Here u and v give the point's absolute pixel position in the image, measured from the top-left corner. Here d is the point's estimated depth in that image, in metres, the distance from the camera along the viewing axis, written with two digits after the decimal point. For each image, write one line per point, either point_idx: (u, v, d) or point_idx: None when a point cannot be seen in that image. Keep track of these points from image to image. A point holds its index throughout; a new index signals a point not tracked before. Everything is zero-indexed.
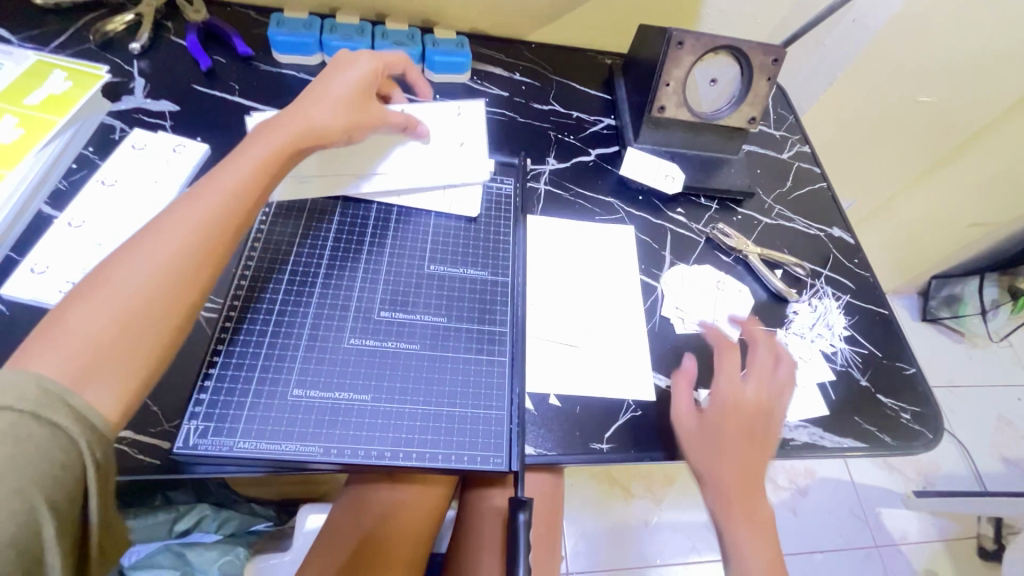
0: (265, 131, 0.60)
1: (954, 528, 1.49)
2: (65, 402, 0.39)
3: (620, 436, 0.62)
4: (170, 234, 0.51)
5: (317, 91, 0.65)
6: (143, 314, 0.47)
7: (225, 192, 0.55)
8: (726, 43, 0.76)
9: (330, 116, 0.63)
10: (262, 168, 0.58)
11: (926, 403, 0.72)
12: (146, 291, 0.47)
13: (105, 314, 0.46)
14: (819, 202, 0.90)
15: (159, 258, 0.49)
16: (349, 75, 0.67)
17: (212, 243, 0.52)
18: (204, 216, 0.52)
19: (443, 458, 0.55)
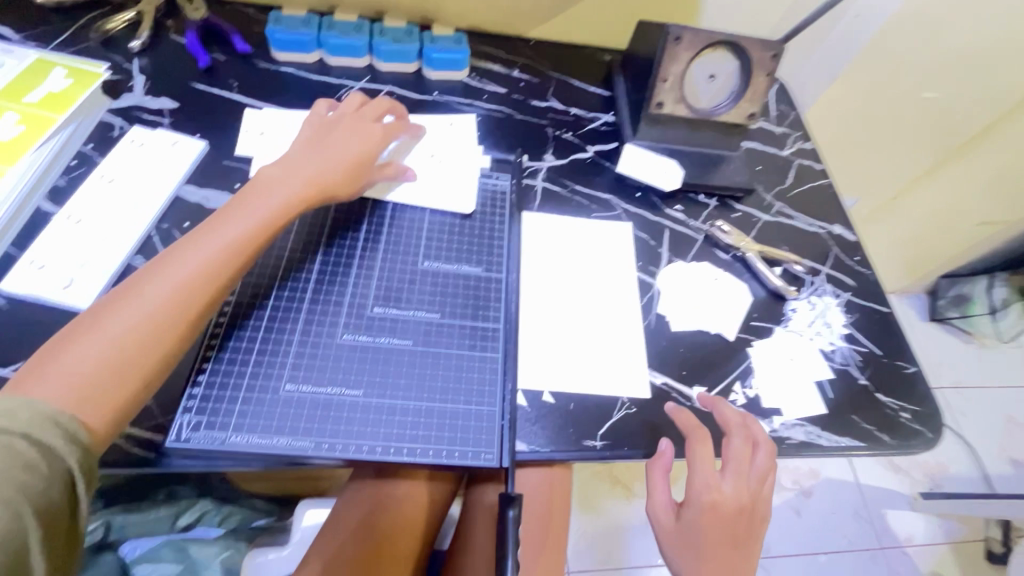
0: (270, 176, 0.62)
1: (961, 530, 1.47)
2: (55, 423, 0.42)
3: (614, 432, 0.62)
4: (168, 272, 0.52)
5: (323, 144, 0.66)
6: (134, 348, 0.49)
7: (224, 238, 0.56)
8: (724, 38, 0.76)
9: (332, 170, 0.64)
10: (264, 214, 0.59)
11: (926, 402, 0.71)
12: (140, 327, 0.49)
13: (100, 345, 0.48)
14: (821, 198, 0.89)
15: (158, 296, 0.51)
16: (354, 134, 0.68)
17: (208, 285, 0.53)
18: (202, 257, 0.54)
19: (434, 454, 0.55)
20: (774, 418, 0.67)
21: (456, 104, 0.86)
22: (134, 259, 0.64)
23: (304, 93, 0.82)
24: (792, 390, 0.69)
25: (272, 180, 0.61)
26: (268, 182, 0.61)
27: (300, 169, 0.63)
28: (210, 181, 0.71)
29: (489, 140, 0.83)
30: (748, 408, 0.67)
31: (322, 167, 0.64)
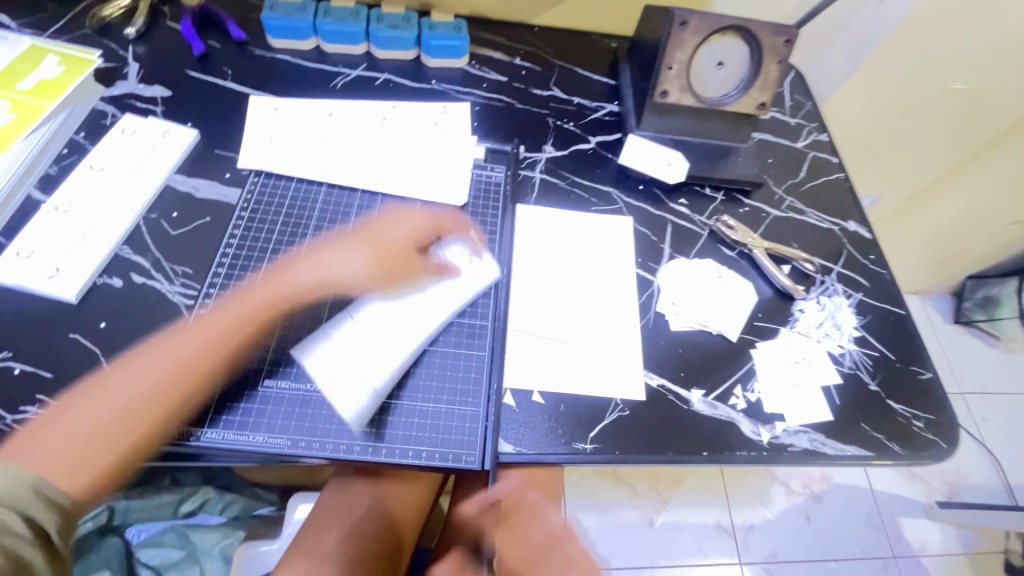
0: (286, 266, 0.61)
1: (980, 541, 1.42)
2: (34, 488, 0.44)
3: (606, 436, 0.60)
4: (172, 347, 0.54)
5: (349, 238, 0.63)
6: (128, 419, 0.51)
7: (233, 313, 0.57)
8: (734, 23, 0.71)
9: (348, 258, 0.60)
10: (271, 296, 0.58)
11: (941, 410, 0.67)
12: (135, 399, 0.51)
13: (101, 413, 0.51)
14: (835, 193, 0.84)
15: (157, 367, 0.53)
16: (385, 227, 0.63)
17: (203, 361, 0.54)
18: (204, 333, 0.55)
19: (413, 455, 0.54)
20: (776, 425, 0.63)
21: (453, 93, 0.83)
22: (121, 249, 0.63)
23: (299, 81, 0.80)
24: (797, 395, 0.66)
25: (287, 268, 0.61)
26: (285, 272, 0.60)
27: (313, 264, 0.60)
28: (200, 171, 0.70)
29: (486, 130, 0.80)
30: (748, 413, 0.64)
31: (339, 264, 0.60)
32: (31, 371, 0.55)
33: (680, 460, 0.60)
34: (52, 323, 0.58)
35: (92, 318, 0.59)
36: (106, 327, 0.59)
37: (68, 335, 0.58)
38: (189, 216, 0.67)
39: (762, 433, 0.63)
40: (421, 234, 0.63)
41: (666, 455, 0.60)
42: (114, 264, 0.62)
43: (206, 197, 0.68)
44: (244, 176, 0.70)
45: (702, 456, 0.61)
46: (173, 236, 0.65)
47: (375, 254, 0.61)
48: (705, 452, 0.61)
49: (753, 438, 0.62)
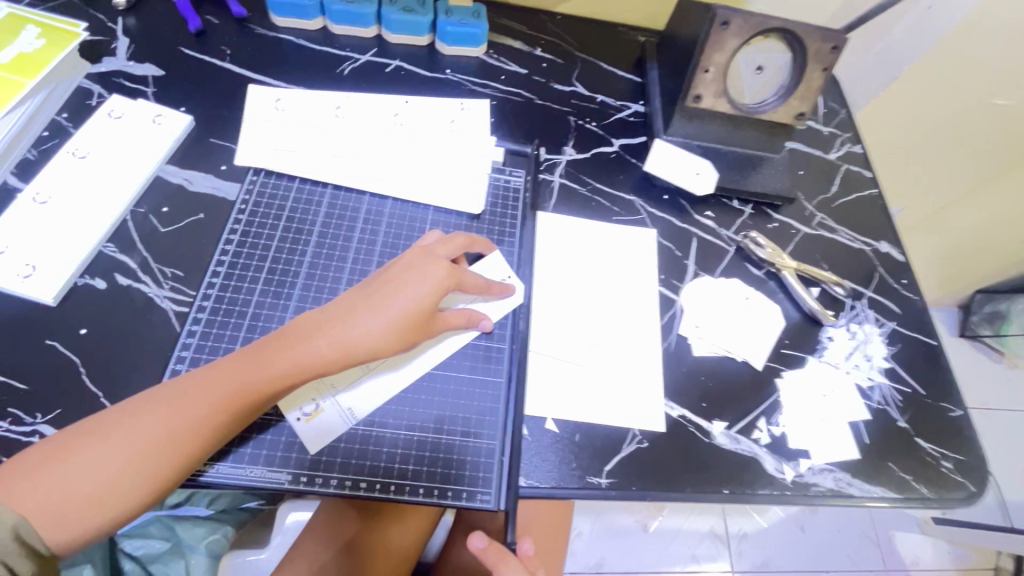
0: (312, 320, 0.52)
1: (972, 558, 1.41)
2: (16, 537, 0.39)
3: (622, 470, 0.56)
4: (180, 400, 0.46)
5: (382, 289, 0.53)
6: (121, 483, 0.43)
7: (258, 370, 0.48)
8: (779, 25, 0.66)
9: (381, 323, 0.51)
10: (294, 356, 0.50)
11: (971, 451, 0.64)
12: (132, 462, 0.43)
13: (94, 472, 0.42)
14: (868, 211, 0.80)
15: (162, 426, 0.45)
16: (416, 278, 0.54)
17: (212, 423, 0.46)
18: (216, 391, 0.47)
19: (424, 493, 0.51)
20: (801, 462, 0.60)
21: (469, 84, 0.77)
22: (105, 245, 0.58)
23: (303, 65, 0.74)
24: (824, 430, 0.62)
25: (315, 321, 0.51)
26: (308, 326, 0.51)
27: (341, 322, 0.51)
28: (194, 161, 0.65)
29: (503, 128, 0.75)
30: (772, 449, 0.60)
31: (370, 322, 0.51)
32: (4, 381, 0.51)
33: (698, 497, 0.57)
34: (28, 328, 0.53)
35: (71, 323, 0.54)
36: (87, 334, 0.54)
37: (44, 342, 0.53)
38: (180, 212, 0.62)
39: (786, 470, 0.59)
40: (448, 286, 0.55)
41: (685, 492, 0.57)
42: (97, 263, 0.57)
43: (200, 192, 0.63)
44: (242, 170, 0.65)
45: (723, 494, 0.57)
46: (163, 234, 0.60)
47: (411, 315, 0.52)
48: (726, 489, 0.58)
49: (775, 476, 0.59)
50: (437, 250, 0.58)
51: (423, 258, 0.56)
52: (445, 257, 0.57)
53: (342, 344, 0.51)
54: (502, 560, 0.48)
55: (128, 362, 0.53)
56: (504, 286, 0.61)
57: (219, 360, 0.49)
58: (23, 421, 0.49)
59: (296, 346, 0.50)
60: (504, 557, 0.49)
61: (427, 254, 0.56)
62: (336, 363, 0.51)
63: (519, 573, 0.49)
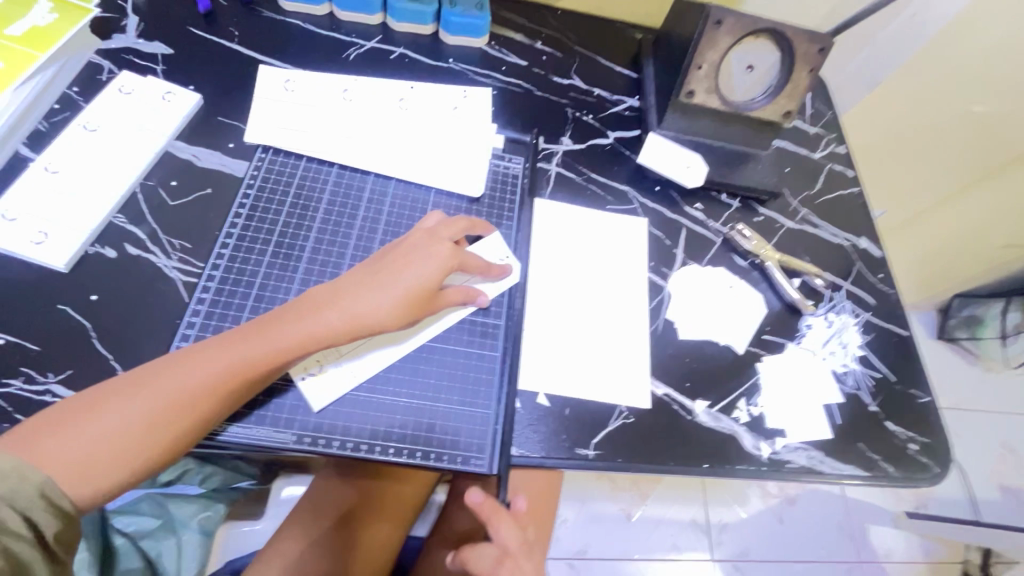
0: (322, 294, 0.54)
1: (942, 551, 1.47)
2: (41, 494, 0.41)
3: (609, 443, 0.59)
4: (196, 366, 0.48)
5: (389, 267, 0.56)
6: (141, 444, 0.46)
7: (270, 339, 0.51)
8: (770, 26, 0.69)
9: (388, 300, 0.54)
10: (305, 328, 0.52)
11: (936, 434, 0.68)
12: (151, 424, 0.46)
13: (115, 432, 0.45)
14: (849, 209, 0.84)
15: (179, 390, 0.47)
16: (422, 258, 0.57)
17: (226, 389, 0.49)
18: (230, 359, 0.49)
19: (421, 456, 0.54)
20: (776, 440, 0.64)
21: (472, 74, 0.80)
22: (115, 216, 0.60)
23: (310, 49, 0.76)
24: (800, 412, 0.66)
25: (325, 295, 0.54)
26: (319, 300, 0.53)
27: (349, 296, 0.54)
28: (202, 138, 0.67)
29: (504, 117, 0.77)
30: (751, 427, 0.64)
31: (378, 297, 0.54)
32: (17, 343, 0.52)
33: (680, 470, 0.60)
34: (40, 293, 0.55)
35: (81, 289, 0.56)
36: (97, 301, 0.56)
37: (55, 306, 0.55)
38: (189, 186, 0.63)
39: (762, 447, 0.63)
40: (451, 267, 0.58)
41: (667, 465, 0.60)
42: (108, 233, 0.59)
43: (209, 168, 0.65)
44: (250, 148, 0.67)
45: (702, 468, 0.61)
46: (171, 207, 0.62)
47: (416, 291, 0.55)
48: (706, 464, 0.61)
49: (752, 452, 0.62)
50: (441, 231, 0.60)
51: (427, 239, 0.58)
52: (448, 237, 0.60)
53: (350, 317, 0.53)
54: (497, 517, 0.51)
55: (137, 328, 0.55)
56: (502, 267, 0.64)
57: (233, 330, 0.52)
58: (36, 380, 0.51)
59: (307, 318, 0.52)
60: (497, 513, 0.52)
61: (431, 235, 0.59)
62: (344, 334, 0.53)
63: (510, 526, 0.52)
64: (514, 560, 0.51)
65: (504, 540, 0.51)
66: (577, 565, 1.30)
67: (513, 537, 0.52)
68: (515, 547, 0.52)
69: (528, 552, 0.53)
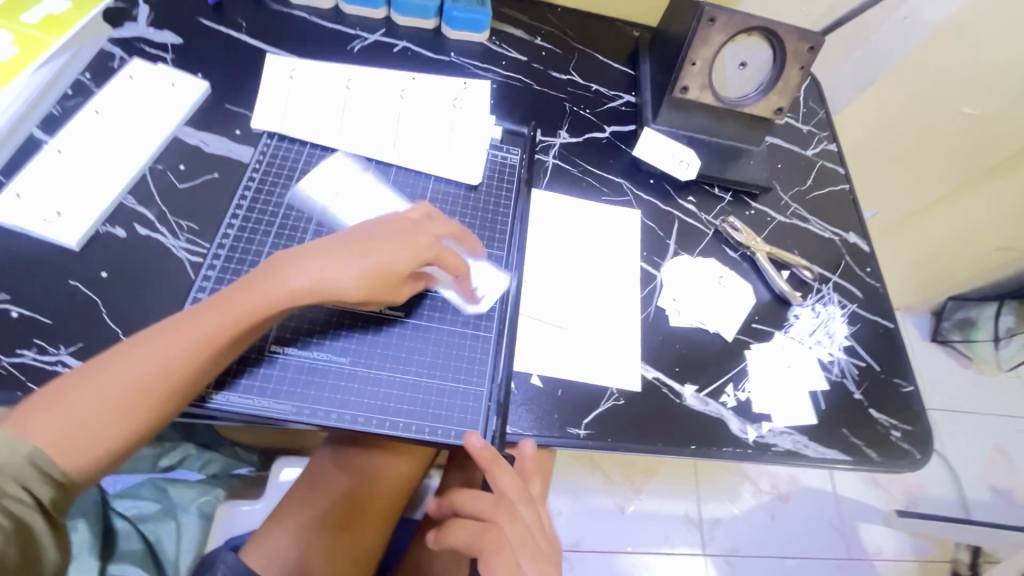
0: (288, 261, 0.54)
1: (931, 550, 1.48)
2: (32, 465, 0.43)
3: (599, 423, 0.61)
4: (167, 334, 0.49)
5: (357, 241, 0.56)
6: (117, 411, 0.47)
7: (239, 304, 0.51)
8: (761, 24, 0.71)
9: (352, 270, 0.54)
10: (267, 293, 0.52)
11: (918, 422, 0.70)
12: (127, 392, 0.47)
13: (94, 400, 0.46)
14: (838, 204, 0.86)
15: (151, 357, 0.48)
16: (395, 238, 0.57)
17: (193, 355, 0.49)
18: (202, 328, 0.50)
19: (416, 429, 0.56)
20: (762, 424, 0.65)
21: (473, 68, 0.82)
22: (125, 198, 0.62)
23: (315, 41, 0.78)
24: (785, 398, 0.68)
25: (289, 260, 0.54)
26: (284, 265, 0.53)
27: (315, 261, 0.54)
28: (210, 124, 0.69)
29: (503, 111, 0.80)
30: (738, 411, 0.66)
31: (346, 262, 0.54)
32: (29, 316, 0.54)
33: (668, 451, 0.62)
34: (52, 269, 0.57)
35: (92, 267, 0.58)
36: (107, 277, 0.58)
37: (67, 282, 0.57)
38: (196, 170, 0.66)
39: (749, 431, 0.65)
40: (426, 252, 0.58)
41: (656, 446, 0.62)
42: (118, 213, 0.61)
43: (215, 153, 0.67)
44: (256, 135, 0.69)
45: (690, 449, 0.62)
46: (179, 190, 0.64)
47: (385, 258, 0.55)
48: (693, 446, 0.63)
49: (739, 435, 0.64)
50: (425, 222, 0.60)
51: (406, 223, 0.59)
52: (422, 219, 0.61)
53: (316, 280, 0.53)
54: (498, 465, 0.53)
55: (146, 304, 0.57)
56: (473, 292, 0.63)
57: (205, 300, 0.52)
58: (47, 351, 0.53)
59: (274, 282, 0.52)
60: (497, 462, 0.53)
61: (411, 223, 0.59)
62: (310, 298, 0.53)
63: (511, 474, 0.54)
64: (513, 504, 0.54)
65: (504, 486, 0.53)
66: (570, 557, 1.32)
67: (512, 485, 0.54)
68: (513, 493, 0.54)
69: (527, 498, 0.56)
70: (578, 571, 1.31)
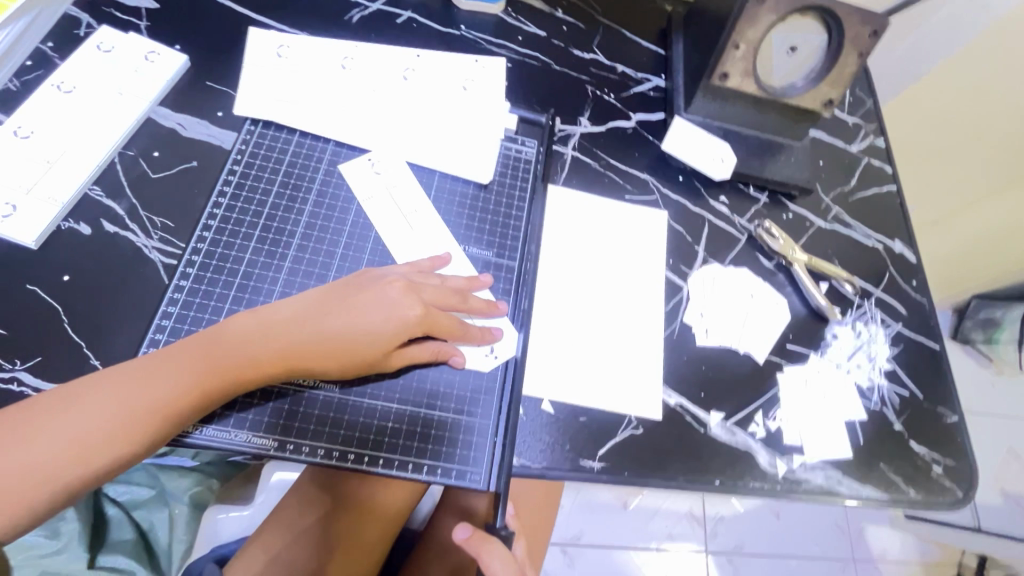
0: (258, 329, 0.49)
1: (937, 553, 1.44)
2: None
3: (615, 455, 0.56)
4: (125, 386, 0.44)
5: (345, 305, 0.51)
6: (49, 474, 0.41)
7: (216, 360, 0.46)
8: (819, 3, 0.61)
9: (329, 348, 0.49)
10: (235, 366, 0.47)
11: (962, 456, 0.64)
12: (66, 452, 0.41)
13: (21, 459, 0.40)
14: (885, 208, 0.78)
15: (94, 420, 0.42)
16: (380, 307, 0.51)
17: (151, 418, 0.44)
18: (168, 382, 0.45)
19: (413, 469, 0.51)
20: (794, 458, 0.60)
21: (485, 44, 0.73)
22: (91, 188, 0.55)
23: (309, 9, 0.69)
24: (821, 428, 0.61)
25: (269, 321, 0.49)
26: (272, 323, 0.49)
27: (306, 321, 0.50)
28: (188, 105, 0.61)
29: (516, 93, 0.71)
30: (767, 442, 0.60)
31: (339, 326, 0.50)
32: None
33: (689, 486, 0.57)
34: (8, 271, 0.51)
35: (53, 268, 0.52)
36: (70, 281, 0.51)
37: (26, 286, 0.51)
38: (172, 158, 0.58)
39: (778, 465, 0.59)
40: (424, 314, 0.52)
41: (677, 481, 0.56)
42: (82, 207, 0.54)
43: (194, 138, 0.60)
44: (240, 119, 0.61)
45: (714, 485, 0.57)
46: (153, 181, 0.57)
47: (381, 325, 0.51)
48: (718, 481, 0.57)
49: (767, 470, 0.59)
50: (423, 286, 0.54)
51: (397, 287, 0.52)
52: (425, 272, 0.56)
53: (302, 344, 0.49)
54: (486, 547, 0.47)
55: (113, 313, 0.51)
56: (487, 333, 0.56)
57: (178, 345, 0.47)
58: (1, 367, 0.48)
59: (258, 341, 0.48)
60: (487, 543, 0.48)
61: (409, 285, 0.53)
62: (293, 361, 0.49)
63: (505, 559, 0.47)
64: None
65: (496, 573, 0.46)
66: (570, 551, 1.28)
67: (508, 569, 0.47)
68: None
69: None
70: (578, 566, 1.27)
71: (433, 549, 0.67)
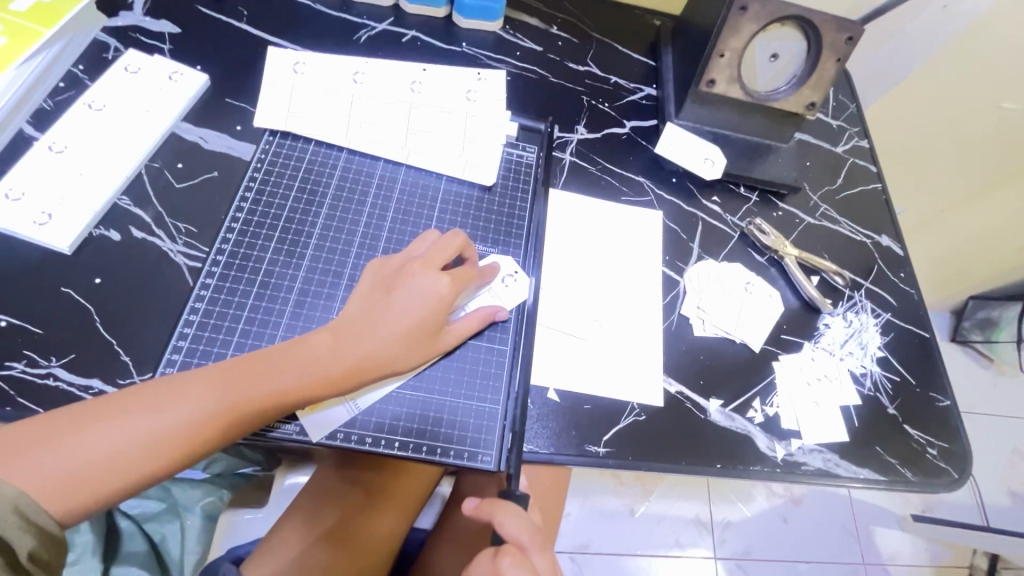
0: (320, 341, 0.50)
1: (948, 556, 1.43)
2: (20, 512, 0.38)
3: (620, 440, 0.58)
4: (211, 389, 0.46)
5: (397, 306, 0.53)
6: (125, 467, 0.42)
7: (296, 371, 0.49)
8: (797, 13, 0.65)
9: (384, 348, 0.52)
10: (305, 376, 0.49)
11: (955, 438, 0.66)
12: (150, 446, 0.43)
13: (111, 447, 0.42)
14: (870, 205, 0.81)
15: (172, 422, 0.44)
16: (420, 299, 0.53)
17: (230, 420, 0.46)
18: (254, 388, 0.47)
19: (428, 451, 0.53)
20: (791, 441, 0.62)
21: (485, 59, 0.78)
22: (120, 198, 0.59)
23: (320, 31, 0.74)
24: (817, 413, 0.64)
25: (337, 331, 0.51)
26: (340, 333, 0.51)
27: (366, 327, 0.52)
28: (209, 119, 0.65)
29: (516, 104, 0.76)
30: (765, 427, 0.62)
31: (386, 325, 0.52)
32: (19, 325, 0.52)
33: (691, 470, 0.59)
34: (44, 274, 0.54)
35: (85, 272, 0.55)
36: (101, 284, 0.55)
37: (59, 289, 0.54)
38: (195, 169, 0.62)
39: (777, 448, 0.61)
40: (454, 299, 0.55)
41: (678, 465, 0.58)
42: (111, 214, 0.58)
43: (215, 150, 0.64)
44: (258, 132, 0.65)
45: (715, 468, 0.59)
46: (177, 190, 0.61)
47: (423, 319, 0.53)
48: (718, 464, 0.59)
49: (766, 453, 0.61)
50: (434, 257, 0.56)
51: (426, 275, 0.55)
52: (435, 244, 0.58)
53: (363, 347, 0.51)
54: (497, 508, 0.49)
55: (141, 312, 0.54)
56: (492, 266, 0.60)
57: (259, 354, 0.49)
58: (38, 364, 0.51)
59: (330, 351, 0.50)
60: (497, 504, 0.49)
61: (431, 268, 0.55)
62: (356, 368, 0.50)
63: (518, 516, 0.49)
64: (523, 550, 0.48)
65: (511, 531, 0.48)
66: (579, 559, 1.28)
67: (520, 527, 0.48)
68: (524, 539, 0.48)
69: (543, 545, 0.49)
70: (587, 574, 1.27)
71: (443, 547, 0.68)
